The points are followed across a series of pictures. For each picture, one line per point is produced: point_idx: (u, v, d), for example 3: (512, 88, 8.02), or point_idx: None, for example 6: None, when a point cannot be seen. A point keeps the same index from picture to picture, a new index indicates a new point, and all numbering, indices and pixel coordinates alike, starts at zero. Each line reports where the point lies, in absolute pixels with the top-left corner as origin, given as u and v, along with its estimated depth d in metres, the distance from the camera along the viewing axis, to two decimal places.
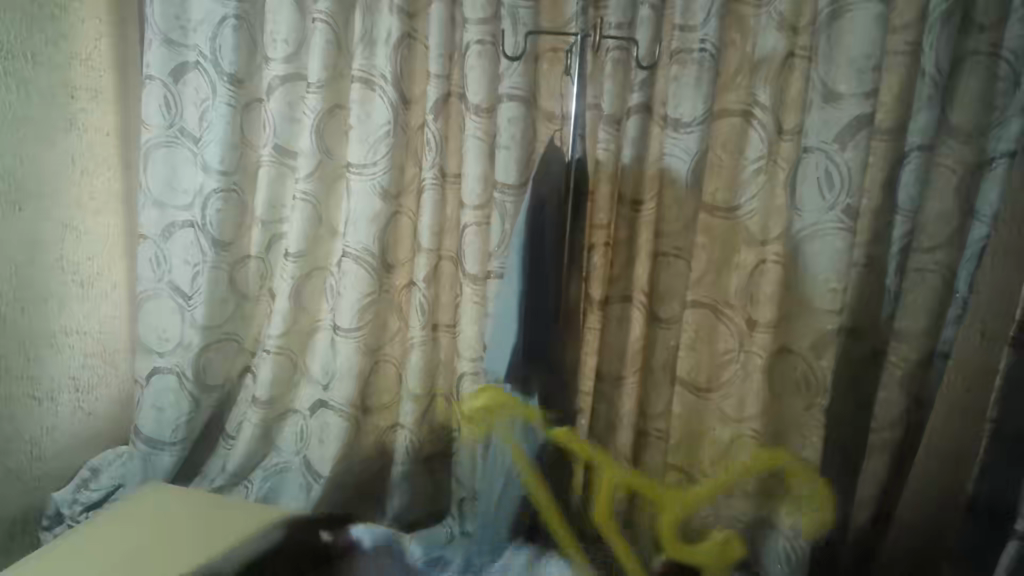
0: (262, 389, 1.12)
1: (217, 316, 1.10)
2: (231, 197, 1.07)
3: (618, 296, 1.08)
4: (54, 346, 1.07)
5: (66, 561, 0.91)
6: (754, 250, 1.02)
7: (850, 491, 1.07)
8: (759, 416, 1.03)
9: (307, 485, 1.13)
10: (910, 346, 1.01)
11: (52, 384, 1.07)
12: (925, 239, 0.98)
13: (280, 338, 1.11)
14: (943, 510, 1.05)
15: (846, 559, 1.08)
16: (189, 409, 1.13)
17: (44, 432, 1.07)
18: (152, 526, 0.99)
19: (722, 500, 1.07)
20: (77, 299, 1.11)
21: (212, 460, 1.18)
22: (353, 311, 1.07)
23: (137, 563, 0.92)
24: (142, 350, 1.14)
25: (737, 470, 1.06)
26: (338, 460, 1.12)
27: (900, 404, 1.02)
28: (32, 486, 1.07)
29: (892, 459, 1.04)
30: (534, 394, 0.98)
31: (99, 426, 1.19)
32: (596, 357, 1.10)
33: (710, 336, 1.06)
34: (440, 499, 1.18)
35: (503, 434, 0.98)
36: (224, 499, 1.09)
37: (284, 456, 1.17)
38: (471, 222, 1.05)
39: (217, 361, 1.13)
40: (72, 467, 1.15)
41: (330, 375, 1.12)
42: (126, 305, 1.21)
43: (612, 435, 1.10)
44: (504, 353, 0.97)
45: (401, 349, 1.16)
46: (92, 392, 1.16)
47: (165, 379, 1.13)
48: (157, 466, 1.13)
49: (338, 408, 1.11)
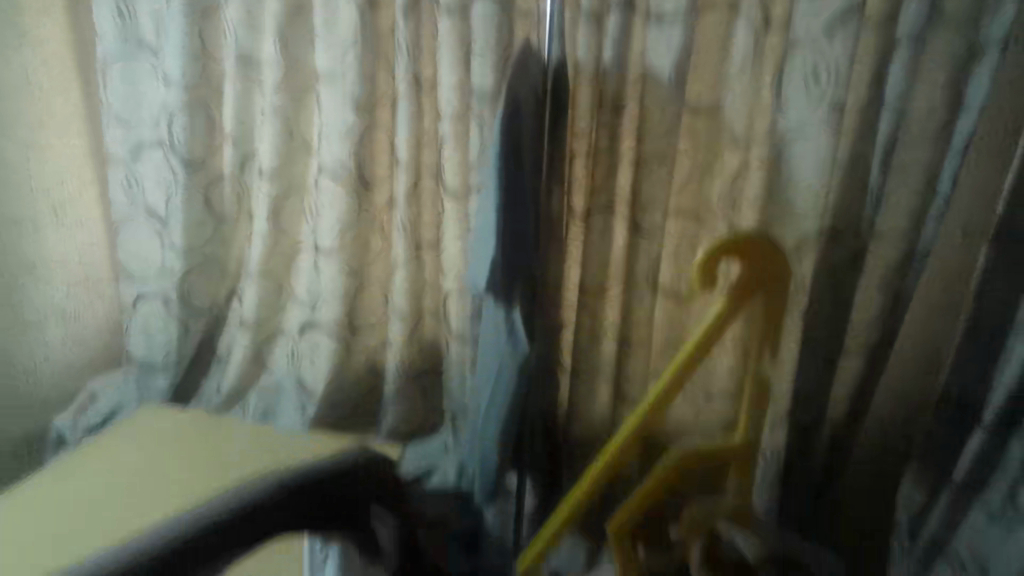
0: (249, 311, 1.14)
1: (195, 239, 1.09)
2: (198, 113, 1.04)
3: (601, 207, 1.07)
4: (33, 273, 1.09)
5: (82, 473, 0.99)
6: (739, 151, 1.01)
7: (826, 389, 1.12)
8: (744, 321, 1.06)
9: (301, 406, 1.17)
10: (887, 249, 1.02)
11: (36, 311, 1.11)
12: (911, 137, 0.96)
13: (263, 262, 1.11)
14: (914, 411, 1.09)
15: (819, 452, 1.14)
16: (178, 332, 1.16)
17: (37, 356, 1.13)
18: (168, 447, 1.04)
19: (701, 402, 1.14)
20: (51, 226, 1.11)
21: (206, 383, 1.19)
22: (333, 231, 1.07)
23: (134, 489, 0.96)
24: (124, 275, 1.14)
25: (716, 374, 1.13)
26: (329, 379, 1.17)
27: (875, 304, 1.05)
28: (35, 407, 1.13)
29: (866, 360, 1.09)
30: (515, 305, 0.99)
31: (91, 356, 1.20)
32: (579, 270, 1.11)
33: (693, 246, 1.06)
34: (429, 416, 1.20)
35: (488, 347, 1.03)
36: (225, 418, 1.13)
37: (275, 377, 1.19)
38: (449, 134, 1.02)
39: (201, 285, 1.13)
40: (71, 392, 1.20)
41: (315, 296, 1.13)
42: (106, 233, 1.18)
43: (596, 347, 1.15)
44: (483, 266, 0.98)
45: (385, 270, 1.15)
46: (78, 320, 1.17)
47: (151, 305, 1.15)
48: (152, 388, 1.16)
49: (328, 328, 1.14)
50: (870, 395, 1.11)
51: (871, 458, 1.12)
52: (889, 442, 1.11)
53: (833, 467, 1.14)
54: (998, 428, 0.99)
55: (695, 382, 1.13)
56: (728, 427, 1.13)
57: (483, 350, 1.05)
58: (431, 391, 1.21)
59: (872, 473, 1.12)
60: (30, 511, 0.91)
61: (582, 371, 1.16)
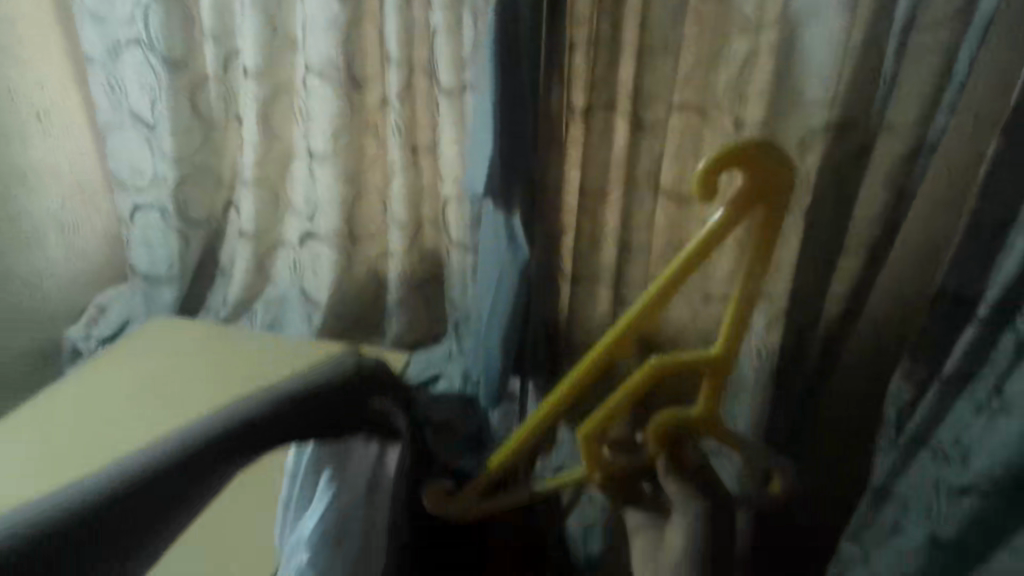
0: (248, 222, 1.13)
1: (185, 147, 1.07)
2: (173, 8, 0.98)
3: (602, 104, 1.03)
4: (28, 185, 1.09)
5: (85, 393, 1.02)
6: (748, 38, 0.95)
7: (820, 286, 1.12)
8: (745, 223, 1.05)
9: (308, 316, 1.20)
10: (896, 141, 1.00)
11: (36, 223, 1.12)
12: (933, 13, 0.90)
13: (257, 169, 1.09)
14: (909, 306, 1.11)
15: (813, 350, 1.15)
16: (179, 246, 1.15)
17: (42, 268, 1.16)
18: (164, 363, 1.07)
19: (699, 304, 1.15)
20: (38, 135, 1.10)
21: (213, 293, 1.25)
22: (326, 136, 1.04)
23: (150, 394, 1.01)
24: (118, 185, 1.14)
25: (715, 275, 1.12)
26: (332, 290, 1.17)
27: (879, 200, 1.04)
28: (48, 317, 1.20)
29: (867, 257, 1.08)
30: (515, 211, 0.97)
31: (95, 265, 1.26)
32: (579, 173, 1.09)
33: (696, 147, 1.04)
34: (434, 321, 1.27)
35: (488, 251, 1.02)
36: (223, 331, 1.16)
37: (281, 289, 1.22)
38: (440, 25, 0.96)
39: (196, 196, 1.12)
40: (80, 303, 1.26)
41: (313, 206, 1.12)
42: (93, 141, 1.19)
43: (595, 253, 1.14)
44: (480, 171, 0.96)
45: (383, 176, 1.14)
46: (79, 232, 1.20)
47: (148, 217, 1.14)
48: (157, 300, 1.18)
49: (326, 238, 1.13)
50: (867, 294, 1.12)
51: (864, 360, 1.16)
52: (881, 345, 1.14)
53: (824, 368, 1.17)
54: (991, 324, 0.91)
55: (692, 284, 1.15)
56: None
57: (483, 255, 1.05)
58: (433, 299, 1.25)
59: (861, 371, 1.17)
60: (53, 414, 0.98)
61: (584, 277, 1.16)
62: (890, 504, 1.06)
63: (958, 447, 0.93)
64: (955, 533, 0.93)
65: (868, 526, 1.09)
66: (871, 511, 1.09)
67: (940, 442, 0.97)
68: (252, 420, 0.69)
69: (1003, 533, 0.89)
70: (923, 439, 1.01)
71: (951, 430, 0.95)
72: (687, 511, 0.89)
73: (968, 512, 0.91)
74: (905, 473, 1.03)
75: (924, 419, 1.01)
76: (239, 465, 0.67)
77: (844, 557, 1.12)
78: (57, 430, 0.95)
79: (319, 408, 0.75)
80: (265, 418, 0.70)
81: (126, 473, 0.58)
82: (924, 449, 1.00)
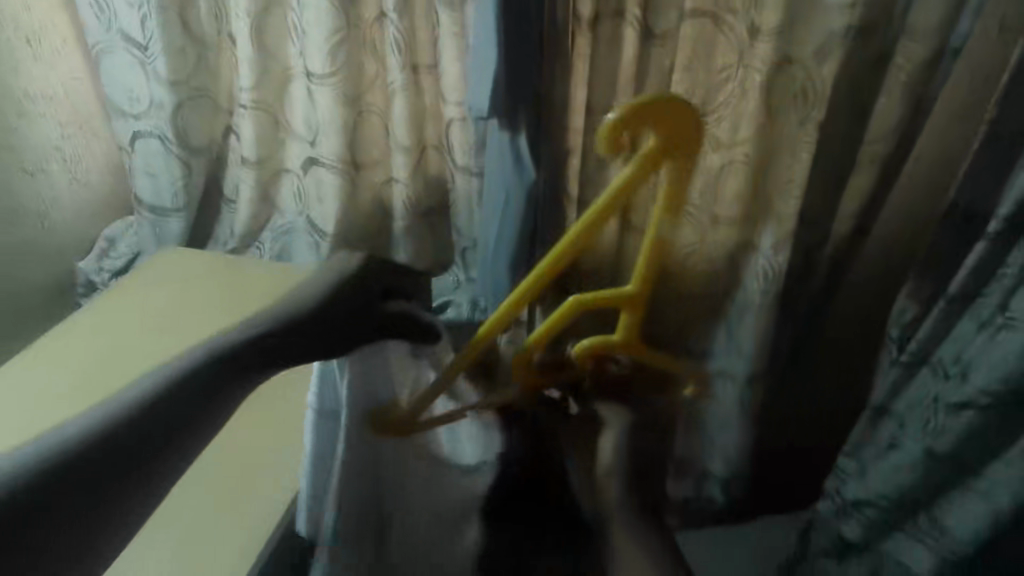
0: (249, 149, 1.13)
1: (180, 69, 1.07)
2: None
3: (609, 12, 0.99)
4: (26, 117, 1.11)
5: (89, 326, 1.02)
6: None
7: (831, 207, 1.09)
8: (754, 137, 1.04)
9: (315, 244, 1.20)
10: (919, 46, 0.95)
11: (38, 153, 1.14)
12: None
13: (254, 91, 1.08)
14: (919, 224, 1.08)
15: (822, 267, 1.14)
16: (182, 174, 1.16)
17: (48, 199, 1.19)
18: (165, 296, 1.08)
19: (707, 226, 1.11)
20: (30, 60, 1.10)
21: (219, 225, 1.27)
22: (323, 55, 1.02)
23: (163, 323, 1.03)
24: (116, 112, 1.14)
25: (723, 196, 1.09)
26: (338, 219, 1.16)
27: (896, 111, 1.00)
28: (58, 249, 1.24)
29: (879, 172, 1.06)
30: (521, 130, 0.95)
31: (100, 195, 1.29)
32: (586, 91, 1.04)
33: (707, 51, 1.01)
34: (442, 250, 1.25)
35: (493, 173, 1.01)
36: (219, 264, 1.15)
37: (288, 218, 1.22)
38: None
39: (195, 121, 1.13)
40: (90, 234, 1.30)
41: (314, 130, 1.11)
42: (85, 64, 1.20)
43: (602, 173, 1.11)
44: (484, 89, 0.92)
45: (383, 97, 1.12)
46: (80, 162, 1.23)
47: (149, 144, 1.15)
48: (167, 232, 1.21)
49: (329, 164, 1.12)
50: (879, 208, 1.10)
51: (871, 279, 1.15)
52: (889, 264, 1.13)
53: (829, 289, 1.17)
54: (1002, 238, 0.89)
55: (700, 206, 1.10)
56: (731, 250, 1.13)
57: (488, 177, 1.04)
58: (438, 227, 1.25)
59: (865, 291, 1.16)
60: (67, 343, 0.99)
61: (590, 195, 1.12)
62: (888, 421, 1.08)
63: (959, 364, 0.95)
64: (951, 446, 0.96)
65: (865, 442, 1.13)
66: (869, 429, 1.12)
67: (941, 359, 0.98)
68: (258, 340, 0.74)
69: (997, 448, 0.92)
70: (925, 357, 1.01)
71: (953, 347, 0.96)
72: (616, 428, 0.90)
73: (966, 426, 0.94)
74: (904, 391, 1.05)
75: (927, 336, 1.00)
76: (253, 380, 0.73)
77: (839, 471, 1.16)
78: (71, 362, 0.95)
79: (325, 319, 0.81)
80: (267, 337, 0.75)
81: (146, 395, 0.63)
82: (925, 366, 1.02)
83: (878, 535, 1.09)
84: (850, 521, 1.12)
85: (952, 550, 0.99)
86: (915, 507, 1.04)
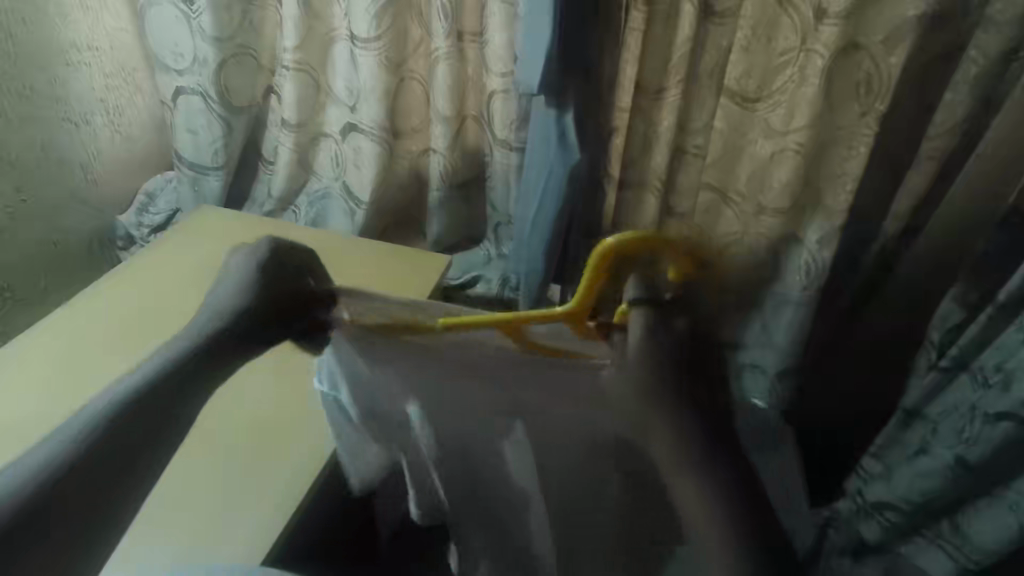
0: (289, 110, 1.12)
1: (225, 26, 1.08)
2: None
3: None
4: (71, 65, 1.13)
5: (123, 282, 1.03)
6: None
7: (885, 203, 1.06)
8: (809, 127, 0.97)
9: (349, 210, 1.20)
10: (997, 36, 0.87)
11: (83, 105, 1.17)
12: None
13: (297, 52, 1.07)
14: None
15: (867, 262, 1.12)
16: (222, 133, 1.17)
17: (92, 152, 1.22)
18: (201, 258, 1.09)
19: (750, 218, 1.07)
20: (79, 10, 1.11)
21: (258, 186, 1.29)
22: (368, 18, 0.99)
23: (200, 283, 1.04)
24: (161, 67, 1.15)
25: (770, 186, 1.03)
26: (375, 186, 1.15)
27: (965, 105, 0.93)
28: (100, 206, 1.28)
29: (937, 171, 0.99)
30: (568, 108, 0.92)
31: (141, 148, 1.32)
32: (636, 67, 1.00)
33: (769, 33, 0.96)
34: (474, 224, 1.26)
35: (534, 146, 0.99)
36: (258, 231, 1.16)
37: (324, 182, 1.22)
38: None
39: (237, 78, 1.13)
40: (132, 190, 1.34)
41: (355, 95, 1.09)
42: (131, 17, 1.21)
43: (647, 155, 1.07)
44: (536, 64, 0.87)
45: (426, 64, 1.10)
46: (123, 116, 1.26)
47: (191, 101, 1.15)
48: (206, 189, 1.22)
49: (367, 130, 1.10)
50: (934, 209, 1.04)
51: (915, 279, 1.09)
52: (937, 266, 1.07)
53: (873, 286, 1.14)
54: None
55: (746, 194, 1.07)
56: (772, 241, 1.07)
57: (529, 148, 1.02)
58: (475, 200, 1.24)
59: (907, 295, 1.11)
60: (104, 306, 0.99)
61: (631, 178, 1.10)
62: (919, 424, 1.07)
63: (999, 373, 0.91)
64: (983, 455, 0.94)
65: (892, 444, 1.11)
66: (898, 430, 1.11)
67: (981, 366, 0.95)
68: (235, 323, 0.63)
69: None
70: (965, 363, 0.99)
71: (995, 356, 0.92)
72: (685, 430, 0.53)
73: (1003, 437, 0.91)
74: (941, 396, 1.03)
75: (969, 342, 0.97)
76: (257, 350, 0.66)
77: (863, 471, 1.15)
78: (112, 317, 0.97)
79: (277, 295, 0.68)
80: (223, 332, 0.62)
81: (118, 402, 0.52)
82: (963, 372, 0.99)
83: (897, 539, 1.09)
84: (871, 523, 1.11)
85: (973, 560, 1.00)
86: (940, 513, 1.04)
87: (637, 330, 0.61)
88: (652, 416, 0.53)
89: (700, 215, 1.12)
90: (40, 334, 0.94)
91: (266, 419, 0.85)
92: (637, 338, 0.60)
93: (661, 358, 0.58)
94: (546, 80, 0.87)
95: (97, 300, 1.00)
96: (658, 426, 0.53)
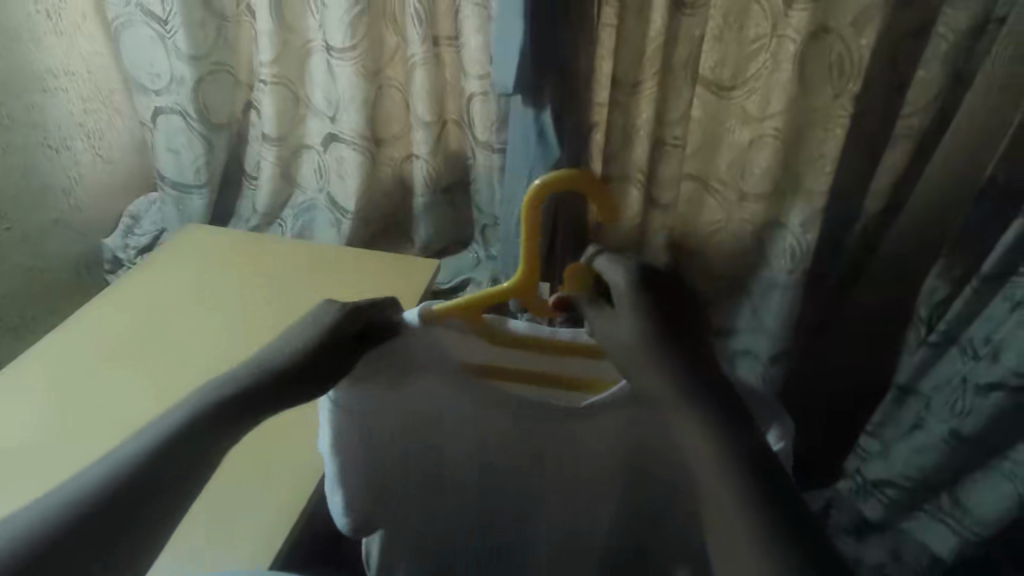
0: (268, 125, 1.13)
1: (201, 44, 1.08)
2: None
3: None
4: (48, 92, 1.13)
5: (113, 303, 1.03)
6: None
7: (866, 183, 1.06)
8: (785, 113, 0.98)
9: (335, 221, 1.20)
10: (964, 12, 0.88)
11: (61, 130, 1.17)
12: None
13: (274, 65, 1.08)
14: None
15: (850, 245, 1.11)
16: (203, 152, 1.17)
17: (73, 178, 1.22)
18: (192, 275, 1.09)
19: (733, 205, 1.08)
20: (53, 36, 1.12)
21: (242, 202, 1.28)
22: (342, 27, 1.00)
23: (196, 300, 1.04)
24: (138, 87, 1.15)
25: (751, 171, 1.04)
26: (360, 196, 1.16)
27: (936, 81, 0.94)
28: (85, 231, 1.28)
29: (914, 149, 1.00)
30: (546, 107, 0.94)
31: (123, 171, 1.33)
32: (611, 62, 1.01)
33: (740, 21, 0.96)
34: (461, 227, 1.26)
35: (513, 150, 1.00)
36: (247, 245, 1.16)
37: (308, 194, 1.22)
38: None
39: (217, 94, 1.14)
40: (116, 212, 1.34)
41: (334, 105, 1.10)
42: (105, 40, 1.22)
43: (628, 148, 1.08)
44: (510, 63, 0.89)
45: (404, 71, 1.11)
46: (103, 139, 1.26)
47: (171, 121, 1.16)
48: (191, 208, 1.22)
49: (349, 140, 1.11)
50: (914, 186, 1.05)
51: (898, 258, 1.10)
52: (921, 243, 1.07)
53: (857, 267, 1.13)
54: None
55: (728, 181, 1.07)
56: (756, 227, 1.08)
57: (508, 150, 1.03)
58: (460, 203, 1.25)
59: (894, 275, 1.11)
60: (96, 326, 0.99)
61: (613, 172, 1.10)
62: (914, 399, 1.07)
63: (989, 345, 0.93)
64: (978, 426, 0.96)
65: (888, 422, 1.11)
66: (892, 408, 1.10)
67: (971, 340, 0.96)
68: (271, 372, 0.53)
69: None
70: (954, 338, 1.00)
71: (984, 329, 0.94)
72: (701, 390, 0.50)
73: (996, 408, 0.93)
74: (934, 369, 1.03)
75: (955, 318, 0.98)
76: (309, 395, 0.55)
77: (861, 450, 1.15)
78: (104, 339, 0.97)
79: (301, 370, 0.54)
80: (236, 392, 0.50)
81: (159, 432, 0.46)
82: (953, 347, 1.00)
83: (898, 515, 1.11)
84: (871, 501, 1.13)
85: (974, 532, 1.02)
86: (938, 487, 1.05)
87: (621, 280, 0.57)
88: (646, 371, 0.52)
89: (682, 204, 1.13)
90: (31, 361, 0.93)
91: (259, 436, 0.86)
92: (609, 268, 0.58)
93: (656, 313, 0.54)
94: (521, 79, 0.89)
95: (88, 320, 1.00)
96: (650, 373, 0.52)
